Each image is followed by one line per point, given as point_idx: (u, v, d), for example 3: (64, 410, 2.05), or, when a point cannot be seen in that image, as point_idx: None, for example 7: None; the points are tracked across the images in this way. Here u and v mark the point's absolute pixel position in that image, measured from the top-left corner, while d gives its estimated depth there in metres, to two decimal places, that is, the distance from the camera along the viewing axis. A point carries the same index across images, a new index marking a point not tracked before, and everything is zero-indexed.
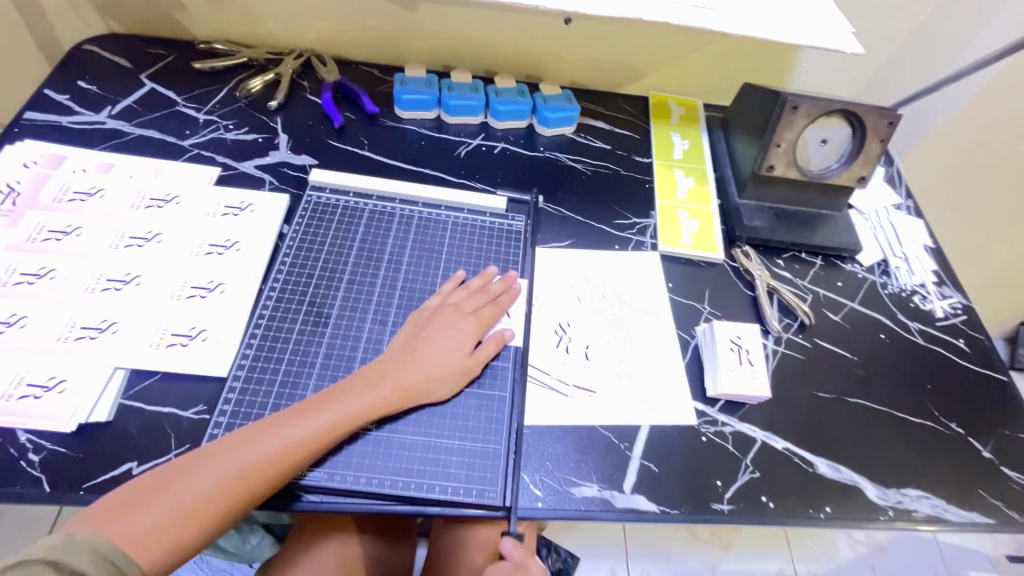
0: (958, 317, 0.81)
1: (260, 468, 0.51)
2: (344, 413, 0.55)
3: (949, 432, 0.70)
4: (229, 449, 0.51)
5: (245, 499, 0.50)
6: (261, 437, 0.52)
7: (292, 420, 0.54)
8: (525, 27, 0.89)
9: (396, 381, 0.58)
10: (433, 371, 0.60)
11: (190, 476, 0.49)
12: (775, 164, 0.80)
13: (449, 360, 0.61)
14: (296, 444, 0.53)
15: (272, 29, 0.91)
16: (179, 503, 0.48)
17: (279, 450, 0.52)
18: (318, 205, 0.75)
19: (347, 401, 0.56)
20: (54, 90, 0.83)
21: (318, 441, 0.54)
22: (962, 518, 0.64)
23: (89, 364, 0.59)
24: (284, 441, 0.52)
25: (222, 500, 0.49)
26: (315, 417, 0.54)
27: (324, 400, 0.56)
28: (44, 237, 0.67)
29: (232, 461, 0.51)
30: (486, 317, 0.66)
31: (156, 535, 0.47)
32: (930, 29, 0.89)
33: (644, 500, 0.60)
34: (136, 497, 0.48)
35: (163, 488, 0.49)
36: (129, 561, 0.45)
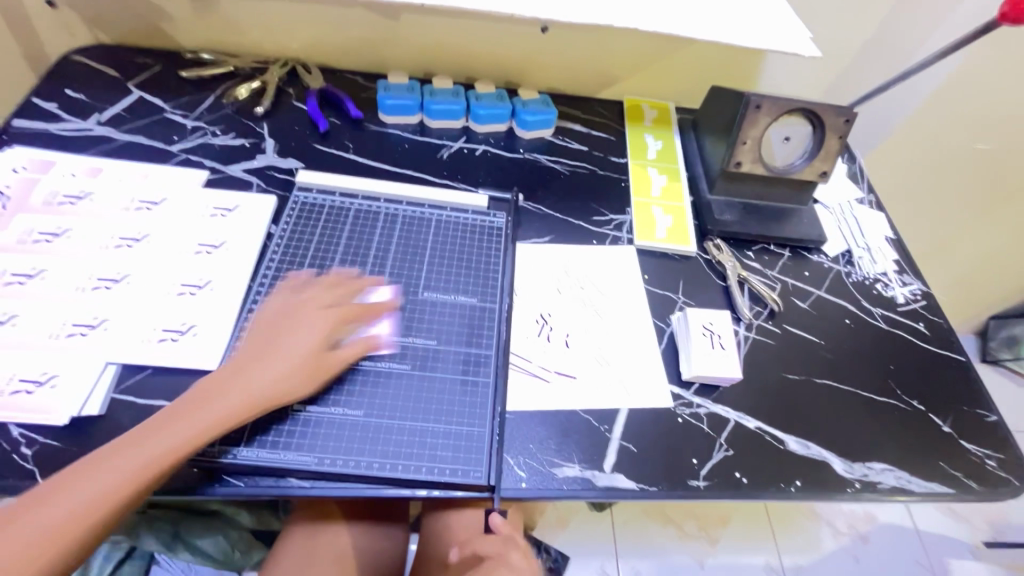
0: (918, 303, 0.85)
1: (130, 479, 0.51)
2: (215, 417, 0.55)
3: (911, 409, 0.74)
4: (104, 461, 0.51)
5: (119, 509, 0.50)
6: (130, 447, 0.52)
7: (161, 428, 0.53)
8: (503, 35, 0.93)
9: (263, 385, 0.57)
10: (296, 369, 0.59)
11: (57, 498, 0.49)
12: (742, 160, 0.84)
13: (309, 358, 0.60)
14: (167, 452, 0.52)
15: (258, 38, 0.94)
16: (52, 519, 0.48)
17: (153, 457, 0.52)
18: (306, 206, 0.78)
19: (218, 404, 0.55)
20: (42, 98, 0.85)
21: (187, 446, 0.53)
22: (925, 489, 0.67)
23: (80, 360, 0.60)
24: (152, 451, 0.52)
25: (97, 510, 0.49)
26: (185, 424, 0.54)
27: (195, 407, 0.55)
28: (34, 239, 0.68)
29: (102, 472, 0.50)
30: (349, 310, 0.65)
31: (32, 552, 0.47)
32: (882, 34, 0.95)
33: (623, 479, 0.62)
34: (12, 516, 0.48)
35: (41, 505, 0.48)
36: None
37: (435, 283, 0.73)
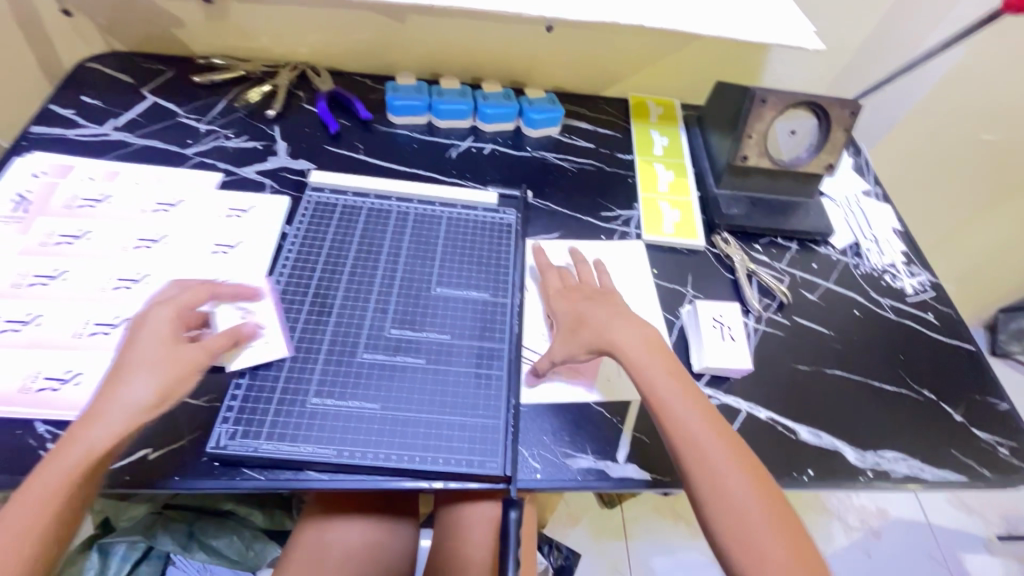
0: (927, 293, 0.86)
1: (33, 520, 0.49)
2: (84, 443, 0.52)
3: (922, 398, 0.74)
4: (13, 506, 0.50)
5: (36, 550, 0.49)
6: (27, 488, 0.50)
7: (47, 466, 0.51)
8: (509, 35, 0.94)
9: (119, 406, 0.54)
10: (151, 385, 0.55)
11: None
12: (748, 154, 0.85)
13: (163, 369, 0.56)
14: (61, 484, 0.50)
15: (268, 43, 0.95)
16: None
17: (51, 491, 0.50)
18: (318, 205, 0.79)
19: (89, 428, 0.52)
20: (60, 105, 0.87)
21: (70, 477, 0.51)
22: (937, 477, 0.68)
23: (103, 358, 0.62)
24: (46, 488, 0.50)
25: (17, 553, 0.48)
26: (63, 457, 0.51)
27: (69, 438, 0.52)
28: (55, 241, 0.69)
29: (8, 518, 0.49)
30: (192, 313, 0.61)
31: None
32: (886, 27, 0.96)
33: (636, 469, 0.63)
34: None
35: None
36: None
37: (447, 279, 0.74)
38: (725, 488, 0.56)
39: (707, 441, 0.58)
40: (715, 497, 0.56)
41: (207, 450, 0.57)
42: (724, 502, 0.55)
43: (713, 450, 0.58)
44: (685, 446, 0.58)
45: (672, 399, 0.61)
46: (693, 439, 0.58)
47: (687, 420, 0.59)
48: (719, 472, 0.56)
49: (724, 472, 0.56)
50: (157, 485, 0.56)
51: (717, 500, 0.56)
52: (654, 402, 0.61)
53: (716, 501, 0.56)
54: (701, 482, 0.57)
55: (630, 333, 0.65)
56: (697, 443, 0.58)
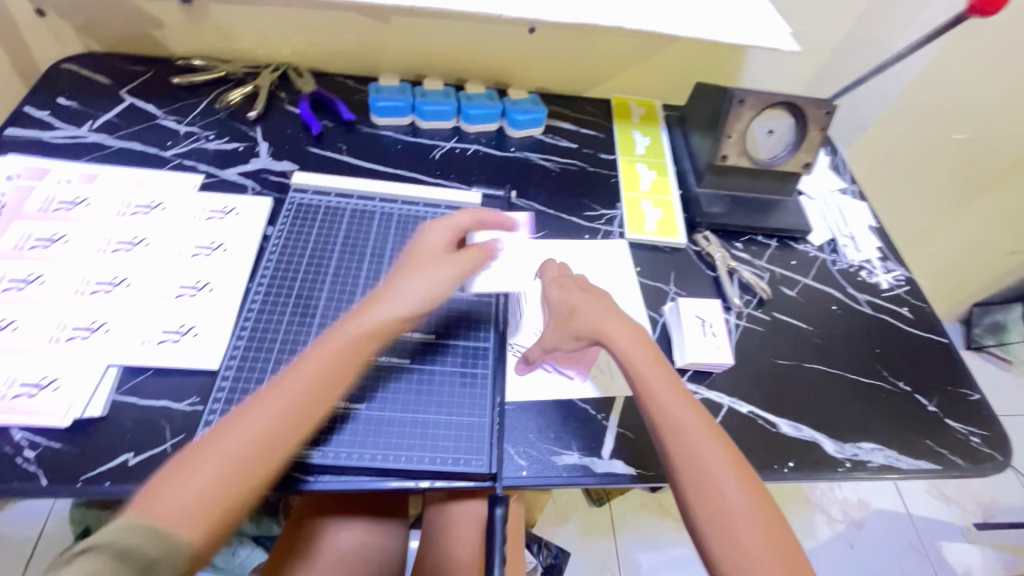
0: (901, 288, 0.88)
1: (260, 440, 0.52)
2: (318, 366, 0.56)
3: (897, 390, 0.76)
4: (231, 427, 0.52)
5: (257, 471, 0.51)
6: (252, 413, 0.53)
7: (272, 390, 0.54)
8: (491, 36, 0.94)
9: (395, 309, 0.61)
10: (429, 292, 0.63)
11: (217, 450, 0.51)
12: (727, 153, 0.86)
13: (435, 280, 0.63)
14: (318, 383, 0.55)
15: (249, 44, 0.94)
16: (194, 487, 0.48)
17: (285, 413, 0.53)
18: (301, 207, 0.78)
19: (330, 352, 0.57)
20: (34, 107, 0.85)
21: (320, 394, 0.55)
22: (912, 466, 0.70)
23: (81, 363, 0.61)
24: (282, 409, 0.53)
25: (240, 473, 0.50)
26: (289, 381, 0.55)
27: (296, 365, 0.57)
28: (30, 245, 0.68)
29: (236, 437, 0.51)
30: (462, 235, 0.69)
31: (184, 521, 0.47)
32: (861, 29, 0.98)
33: (621, 465, 0.64)
34: (158, 488, 0.48)
35: (184, 472, 0.49)
36: (172, 549, 0.45)
37: None
38: (710, 477, 0.55)
39: (695, 433, 0.58)
40: (699, 485, 0.55)
41: None
42: (707, 492, 0.55)
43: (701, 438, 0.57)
44: (672, 435, 0.58)
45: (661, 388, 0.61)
46: (682, 430, 0.58)
47: (676, 411, 0.59)
48: (706, 462, 0.56)
49: (710, 463, 0.56)
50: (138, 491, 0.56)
51: (702, 490, 0.55)
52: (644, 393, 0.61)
53: (699, 489, 0.55)
54: (686, 473, 0.56)
55: (621, 327, 0.65)
56: (685, 434, 0.58)
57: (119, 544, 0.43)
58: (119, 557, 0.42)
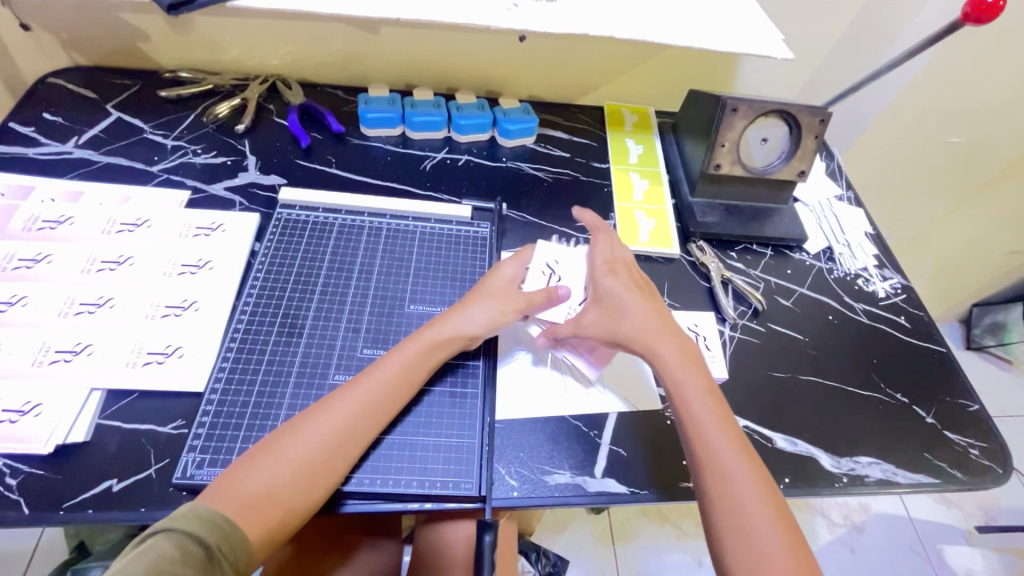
0: (898, 296, 0.87)
1: (341, 435, 0.55)
2: (397, 372, 0.60)
3: (894, 401, 0.75)
4: (306, 422, 0.55)
5: (331, 468, 0.54)
6: (326, 411, 0.56)
7: (353, 389, 0.58)
8: (482, 45, 0.93)
9: (463, 325, 0.65)
10: (494, 320, 0.66)
11: (283, 447, 0.54)
12: (721, 162, 0.85)
13: (503, 305, 0.67)
14: (383, 393, 0.59)
15: (236, 56, 0.93)
16: (269, 476, 0.52)
17: (358, 414, 0.57)
18: (289, 223, 0.78)
19: (404, 360, 0.61)
20: (19, 122, 0.84)
21: (394, 397, 0.59)
22: (910, 480, 0.69)
23: (64, 387, 0.60)
24: (357, 408, 0.57)
25: (313, 469, 0.53)
26: (368, 384, 0.59)
27: (372, 369, 0.61)
28: (14, 266, 0.67)
29: (311, 431, 0.55)
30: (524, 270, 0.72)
31: (253, 507, 0.50)
32: (855, 34, 0.97)
33: (614, 483, 0.63)
34: (235, 474, 0.52)
35: (260, 462, 0.53)
36: (241, 531, 0.49)
37: (422, 295, 0.73)
38: (747, 523, 0.52)
39: (737, 476, 0.55)
40: (736, 529, 0.52)
41: (172, 481, 0.56)
42: (743, 537, 0.52)
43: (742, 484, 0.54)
44: (714, 474, 0.55)
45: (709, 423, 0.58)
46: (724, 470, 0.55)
47: (720, 450, 0.56)
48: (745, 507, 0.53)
49: (749, 510, 0.53)
50: (121, 518, 0.54)
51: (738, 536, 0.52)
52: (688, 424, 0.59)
53: (735, 534, 0.52)
54: (721, 515, 0.53)
55: (672, 349, 0.64)
56: (726, 474, 0.55)
57: (178, 530, 0.46)
58: (183, 545, 0.45)
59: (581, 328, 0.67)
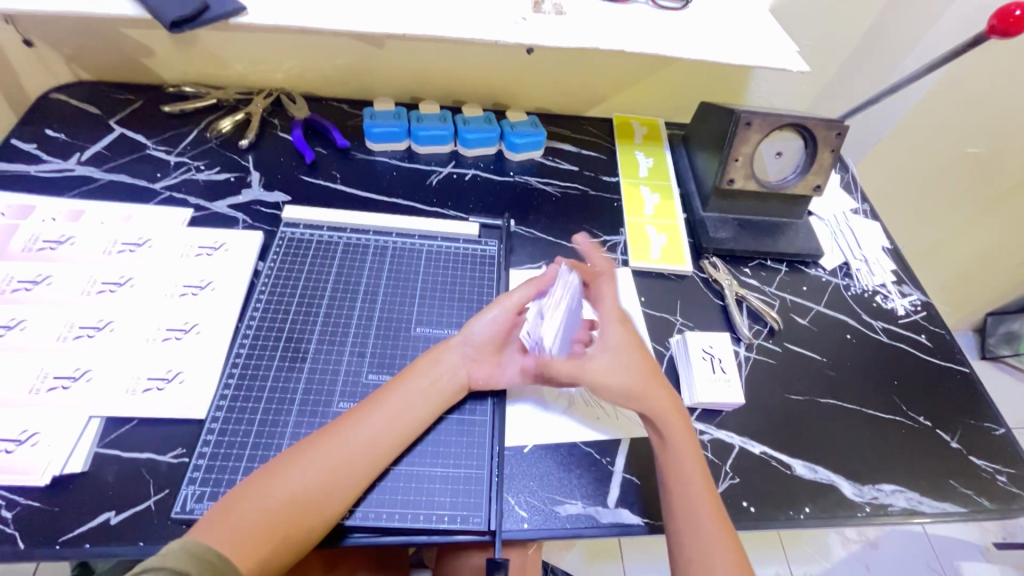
0: (918, 314, 0.84)
1: (344, 464, 0.54)
2: (406, 401, 0.59)
3: (917, 425, 0.72)
4: (305, 453, 0.54)
5: (329, 500, 0.52)
6: (326, 441, 0.55)
7: (359, 416, 0.57)
8: (489, 58, 0.92)
9: (459, 352, 0.64)
10: (475, 333, 0.65)
11: (284, 474, 0.52)
12: (734, 177, 0.83)
13: (491, 319, 0.66)
14: (389, 421, 0.58)
15: (241, 70, 0.92)
16: (264, 507, 0.50)
17: (360, 445, 0.55)
18: (292, 242, 0.76)
19: (407, 391, 0.60)
20: (21, 139, 0.83)
21: (400, 425, 0.58)
22: (936, 509, 0.66)
23: (61, 415, 0.58)
24: (357, 439, 0.55)
25: (312, 500, 0.52)
26: (370, 413, 0.57)
27: (373, 399, 0.59)
28: (13, 288, 0.66)
29: (311, 461, 0.53)
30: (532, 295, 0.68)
31: (247, 540, 0.48)
32: (871, 44, 0.95)
33: (629, 514, 0.60)
34: (229, 504, 0.50)
35: (255, 491, 0.51)
36: (235, 565, 0.46)
37: (428, 316, 0.71)
38: (701, 535, 0.55)
39: (697, 490, 0.57)
40: (689, 539, 0.55)
41: (171, 515, 0.54)
42: (693, 547, 0.55)
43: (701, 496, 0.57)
44: (674, 484, 0.58)
45: (676, 439, 0.60)
46: (686, 483, 0.58)
47: (683, 463, 0.59)
48: (700, 518, 0.56)
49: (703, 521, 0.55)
50: (119, 553, 0.53)
51: (691, 544, 0.55)
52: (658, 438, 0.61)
53: (688, 541, 0.55)
54: (679, 524, 0.56)
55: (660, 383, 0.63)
56: (688, 486, 0.57)
57: (169, 569, 0.43)
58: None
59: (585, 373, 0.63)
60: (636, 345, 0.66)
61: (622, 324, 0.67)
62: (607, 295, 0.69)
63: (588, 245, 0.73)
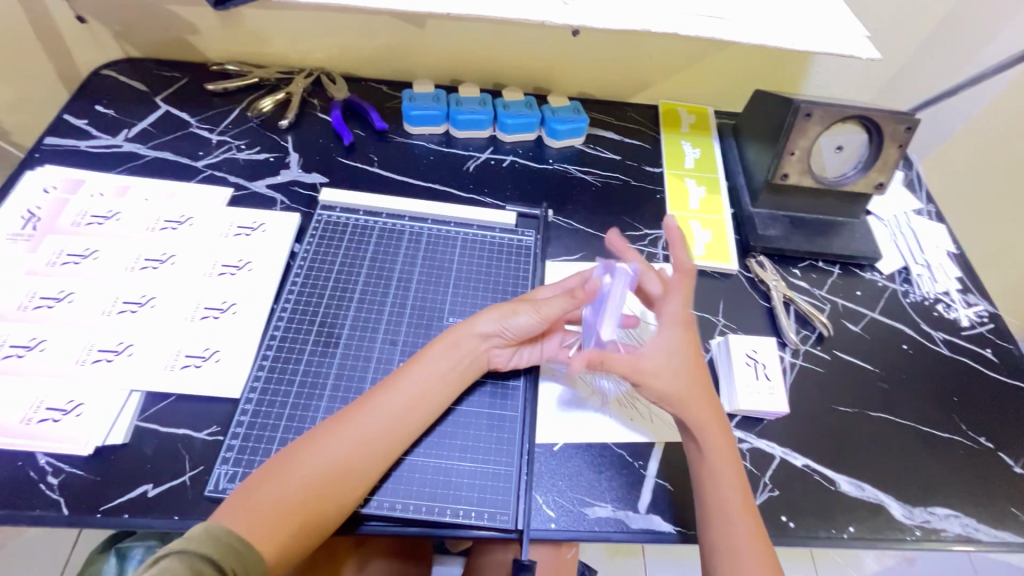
0: (984, 326, 0.78)
1: (358, 450, 0.53)
2: (420, 386, 0.58)
3: (977, 446, 0.67)
4: (323, 437, 0.53)
5: (346, 486, 0.52)
6: (342, 427, 0.54)
7: (373, 401, 0.56)
8: (532, 39, 0.88)
9: (484, 338, 0.61)
10: (507, 328, 0.61)
11: (299, 461, 0.52)
12: (788, 172, 0.78)
13: (523, 320, 0.61)
14: (402, 406, 0.56)
15: (283, 49, 0.92)
16: (283, 494, 0.50)
17: (376, 429, 0.55)
18: (329, 224, 0.76)
19: (423, 375, 0.58)
20: (73, 114, 0.85)
21: (413, 411, 0.57)
22: (993, 538, 0.61)
23: (105, 387, 0.60)
24: (374, 425, 0.55)
25: (328, 487, 0.51)
26: (383, 398, 0.56)
27: (389, 382, 0.58)
28: (63, 261, 0.68)
29: (327, 446, 0.53)
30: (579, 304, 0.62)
31: (266, 525, 0.48)
32: (948, 30, 0.87)
33: (660, 521, 0.58)
34: (250, 489, 0.50)
35: (275, 476, 0.51)
36: (254, 550, 0.47)
37: (461, 306, 0.70)
38: (735, 546, 0.53)
39: (730, 499, 0.55)
40: (725, 552, 0.53)
41: (204, 492, 0.55)
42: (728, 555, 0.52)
43: (736, 513, 0.54)
44: (709, 501, 0.55)
45: (712, 454, 0.57)
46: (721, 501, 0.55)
47: (720, 478, 0.56)
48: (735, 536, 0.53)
49: (737, 539, 0.53)
50: (156, 525, 0.54)
51: (726, 562, 0.52)
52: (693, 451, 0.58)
53: (724, 546, 0.53)
54: (713, 542, 0.54)
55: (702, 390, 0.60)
56: (722, 503, 0.55)
57: (192, 552, 0.44)
58: (196, 567, 0.44)
59: (641, 372, 0.59)
60: (694, 352, 0.61)
61: (686, 329, 0.62)
62: (678, 293, 0.64)
63: (677, 234, 0.64)
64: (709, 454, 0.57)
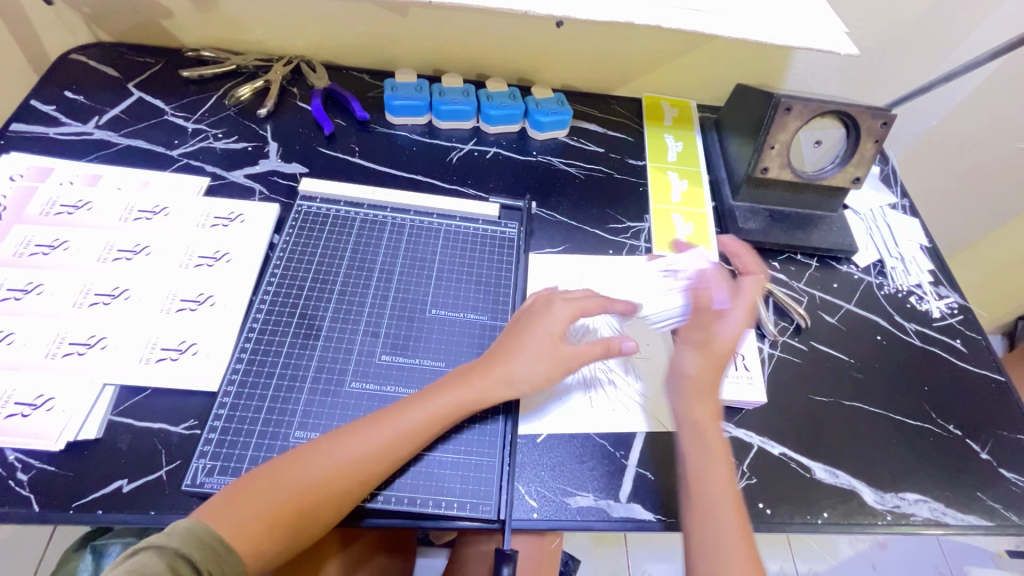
0: (954, 317, 0.80)
1: (359, 471, 0.52)
2: (434, 415, 0.56)
3: (945, 433, 0.69)
4: (319, 452, 0.52)
5: (339, 501, 0.52)
6: (344, 440, 0.53)
7: (379, 423, 0.55)
8: (515, 30, 0.88)
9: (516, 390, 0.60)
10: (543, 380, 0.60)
11: (292, 470, 0.51)
12: (769, 165, 0.79)
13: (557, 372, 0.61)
14: (416, 431, 0.55)
15: (261, 36, 0.90)
16: (271, 502, 0.50)
17: (381, 452, 0.54)
18: (309, 215, 0.75)
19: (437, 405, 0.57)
20: (41, 100, 0.82)
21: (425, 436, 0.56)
22: (960, 521, 0.64)
23: (77, 381, 0.58)
24: (372, 444, 0.53)
25: (319, 502, 0.51)
26: (393, 422, 0.55)
27: (401, 408, 0.56)
28: (31, 252, 0.66)
29: (325, 461, 0.52)
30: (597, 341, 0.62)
31: (248, 532, 0.48)
32: (924, 27, 0.88)
33: (641, 509, 0.59)
34: (238, 493, 0.50)
35: (265, 484, 0.50)
36: (233, 553, 0.47)
37: (443, 299, 0.70)
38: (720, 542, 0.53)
39: (721, 498, 0.56)
40: (706, 542, 0.54)
41: (182, 487, 0.55)
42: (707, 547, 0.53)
43: (723, 507, 0.55)
44: (697, 491, 0.56)
45: (709, 449, 0.59)
46: (712, 489, 0.56)
47: (712, 467, 0.57)
48: (717, 523, 0.54)
49: (725, 526, 0.54)
50: (132, 520, 0.53)
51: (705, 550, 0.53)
52: (684, 439, 0.60)
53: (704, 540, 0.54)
54: (695, 526, 0.55)
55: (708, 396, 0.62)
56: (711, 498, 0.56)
57: (171, 549, 0.45)
58: (175, 565, 0.44)
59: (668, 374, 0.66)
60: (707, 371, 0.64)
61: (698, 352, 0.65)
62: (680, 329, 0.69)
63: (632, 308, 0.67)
64: (707, 446, 0.59)
